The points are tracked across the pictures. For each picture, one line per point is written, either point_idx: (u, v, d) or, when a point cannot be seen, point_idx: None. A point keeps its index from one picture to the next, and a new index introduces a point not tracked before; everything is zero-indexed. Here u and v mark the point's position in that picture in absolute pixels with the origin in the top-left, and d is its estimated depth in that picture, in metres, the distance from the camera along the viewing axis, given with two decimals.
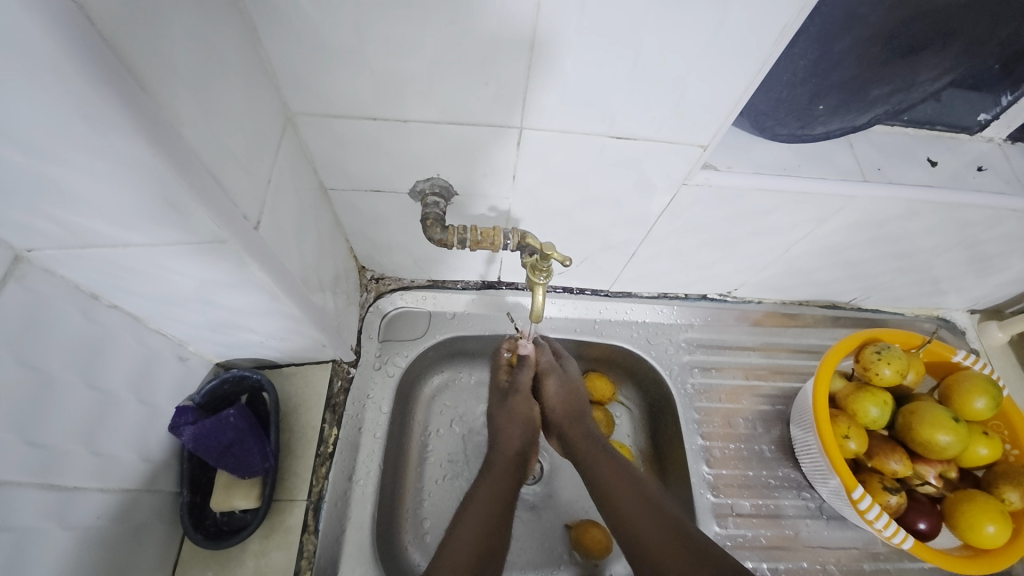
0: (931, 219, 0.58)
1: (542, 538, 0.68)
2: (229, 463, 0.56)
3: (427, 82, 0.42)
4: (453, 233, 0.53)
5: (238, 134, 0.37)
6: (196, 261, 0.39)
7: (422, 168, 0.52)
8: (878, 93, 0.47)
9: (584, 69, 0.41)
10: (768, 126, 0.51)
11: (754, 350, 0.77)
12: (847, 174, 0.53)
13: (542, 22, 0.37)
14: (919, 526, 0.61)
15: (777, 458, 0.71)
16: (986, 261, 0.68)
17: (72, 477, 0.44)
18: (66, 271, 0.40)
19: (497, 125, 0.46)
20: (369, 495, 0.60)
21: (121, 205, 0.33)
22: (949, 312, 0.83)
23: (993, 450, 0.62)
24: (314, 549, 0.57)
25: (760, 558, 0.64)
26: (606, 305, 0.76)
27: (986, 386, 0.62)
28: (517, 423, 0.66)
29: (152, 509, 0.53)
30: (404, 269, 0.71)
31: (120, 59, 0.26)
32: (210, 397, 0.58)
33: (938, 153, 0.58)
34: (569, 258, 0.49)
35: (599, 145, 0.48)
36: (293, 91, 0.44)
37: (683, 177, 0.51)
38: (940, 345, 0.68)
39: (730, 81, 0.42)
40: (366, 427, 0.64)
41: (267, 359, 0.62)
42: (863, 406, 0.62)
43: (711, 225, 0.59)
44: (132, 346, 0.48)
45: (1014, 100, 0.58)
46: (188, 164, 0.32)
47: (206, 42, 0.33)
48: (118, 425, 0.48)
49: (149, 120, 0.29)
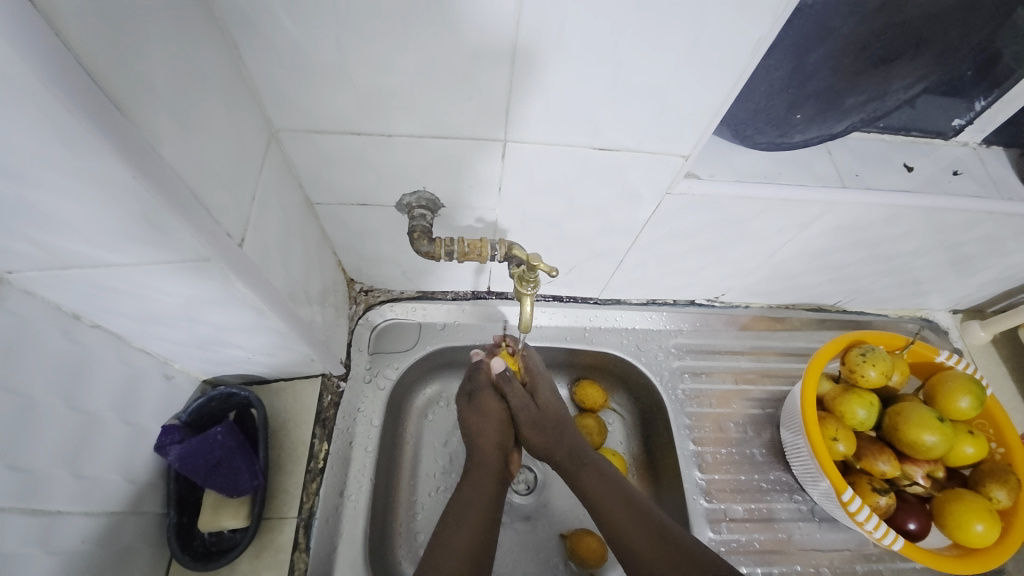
0: (910, 223, 0.59)
1: (537, 549, 0.67)
2: (217, 482, 0.55)
3: (410, 98, 0.43)
4: (441, 246, 0.53)
5: (221, 154, 0.38)
6: (181, 279, 0.39)
7: (408, 182, 0.52)
8: (853, 102, 0.49)
9: (567, 81, 0.41)
10: (748, 134, 0.53)
11: (743, 354, 0.77)
12: (826, 180, 0.54)
13: (523, 35, 0.37)
14: (909, 526, 0.61)
15: (768, 461, 0.71)
16: (966, 262, 0.69)
17: (55, 501, 0.43)
18: (47, 292, 0.40)
19: (482, 139, 0.47)
20: (360, 510, 0.59)
21: (102, 227, 0.33)
22: (932, 312, 0.84)
23: (979, 448, 0.62)
24: (305, 567, 0.56)
25: (753, 563, 0.64)
26: (596, 313, 0.76)
27: (970, 385, 0.63)
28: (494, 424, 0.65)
29: (138, 531, 0.52)
30: (393, 281, 0.71)
31: (99, 84, 0.27)
32: (197, 415, 0.57)
33: (914, 158, 0.59)
34: (556, 269, 0.49)
35: (583, 157, 0.49)
36: (276, 107, 0.44)
37: (667, 186, 0.52)
38: (924, 346, 0.69)
39: (709, 90, 0.42)
40: (356, 442, 0.63)
41: (256, 374, 0.62)
42: (850, 408, 0.63)
43: (697, 233, 0.60)
44: (115, 365, 0.48)
45: (987, 105, 0.59)
46: (169, 185, 0.32)
47: (186, 60, 0.34)
48: (102, 447, 0.48)
49: (128, 142, 0.29)
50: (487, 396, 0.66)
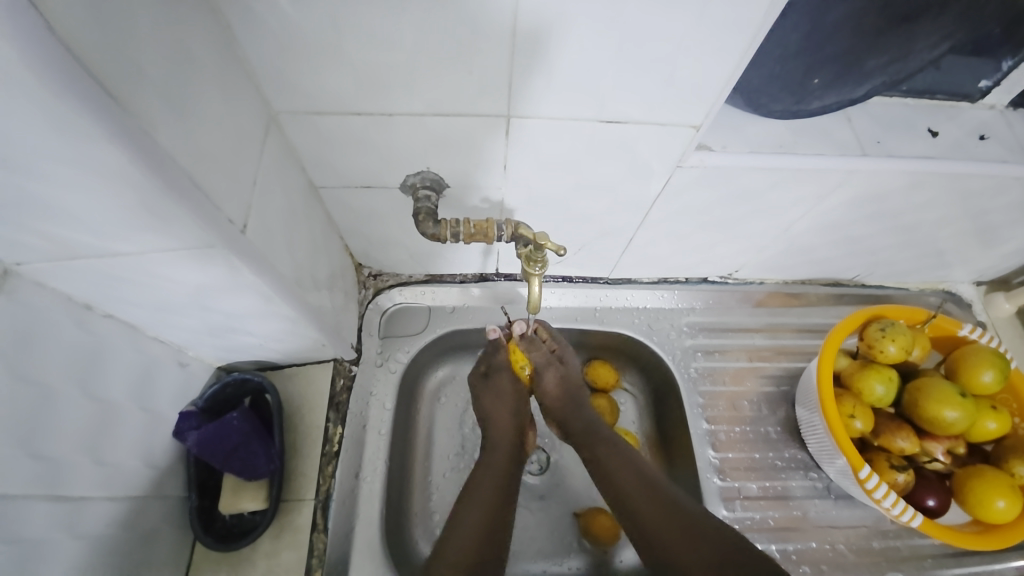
0: (933, 192, 0.56)
1: (551, 528, 0.68)
2: (235, 466, 0.56)
3: (410, 76, 0.42)
4: (446, 228, 0.52)
5: (219, 138, 0.37)
6: (189, 266, 0.39)
7: (412, 162, 0.51)
8: (876, 63, 0.47)
9: (573, 56, 0.40)
10: (761, 103, 0.51)
11: (757, 332, 0.76)
12: (845, 148, 0.52)
13: (522, 9, 0.36)
14: (928, 502, 0.60)
15: (783, 439, 0.70)
16: (992, 232, 0.67)
17: (78, 487, 0.45)
18: (57, 283, 0.40)
19: (485, 116, 0.46)
20: (377, 491, 0.60)
21: (106, 215, 0.32)
22: (955, 285, 0.82)
23: (1001, 424, 0.61)
24: (324, 547, 0.57)
25: (768, 539, 0.64)
26: (606, 293, 0.75)
27: (994, 359, 0.61)
28: (509, 409, 0.64)
29: (161, 515, 0.53)
30: (401, 265, 0.70)
31: (88, 70, 0.26)
32: (212, 402, 0.58)
33: (939, 122, 0.56)
34: (563, 248, 0.48)
35: (590, 131, 0.47)
36: (273, 89, 0.43)
37: (678, 159, 0.50)
38: (946, 320, 0.67)
39: (721, 57, 0.40)
40: (370, 425, 0.64)
41: (268, 360, 0.62)
42: (868, 384, 0.62)
43: (710, 207, 0.58)
44: (129, 354, 0.49)
45: (1015, 64, 0.56)
46: (167, 171, 0.31)
47: (176, 40, 0.32)
48: (121, 434, 0.49)
49: (121, 127, 0.28)
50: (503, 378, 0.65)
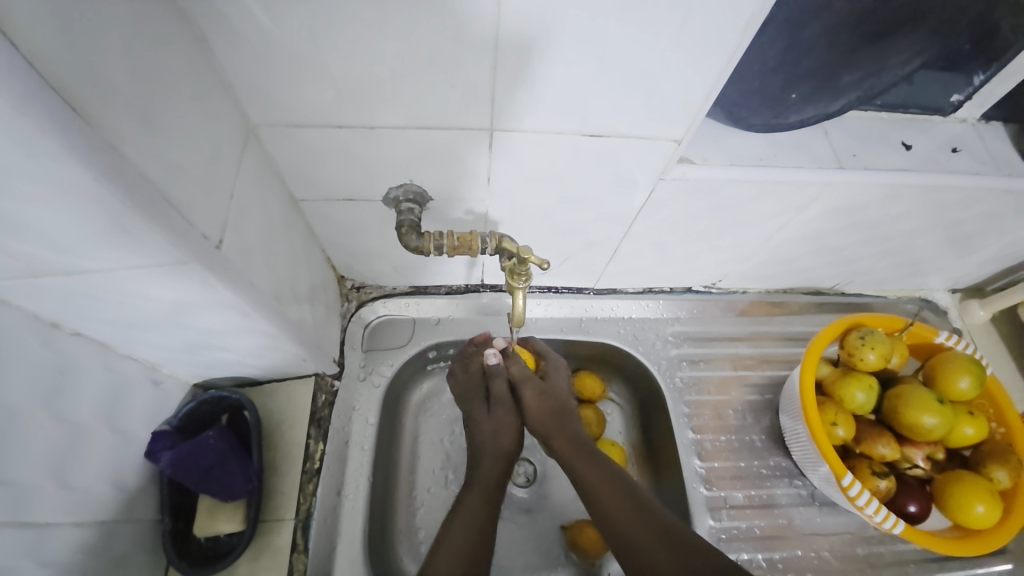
0: (910, 203, 0.58)
1: (538, 541, 0.67)
2: (210, 487, 0.54)
3: (393, 89, 0.41)
4: (430, 240, 0.51)
5: (192, 150, 0.36)
6: (162, 282, 0.38)
7: (395, 175, 0.51)
8: (850, 78, 0.48)
9: (556, 72, 0.40)
10: (741, 116, 0.51)
11: (741, 341, 0.77)
12: (823, 161, 0.53)
13: (503, 24, 0.36)
14: (909, 508, 0.61)
15: (767, 447, 0.71)
16: (965, 241, 0.68)
17: (44, 513, 0.43)
18: (22, 302, 0.38)
19: (469, 129, 0.45)
20: (359, 509, 0.59)
21: (72, 231, 0.31)
22: (931, 292, 0.83)
23: (979, 429, 0.62)
24: (305, 568, 0.56)
25: (755, 549, 0.64)
26: (592, 303, 0.75)
27: (970, 366, 0.62)
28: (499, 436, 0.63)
29: (132, 539, 0.51)
30: (385, 277, 0.69)
31: (51, 85, 0.25)
32: (188, 420, 0.57)
33: (912, 136, 0.58)
34: (547, 261, 0.48)
35: (573, 144, 0.47)
36: (253, 103, 0.42)
37: (661, 171, 0.51)
38: (924, 327, 0.68)
39: (703, 73, 0.41)
40: (353, 440, 0.63)
41: (247, 376, 0.61)
42: (849, 392, 0.62)
43: (694, 218, 0.59)
44: (100, 373, 0.47)
45: (986, 79, 0.58)
46: (139, 188, 0.30)
47: (146, 51, 0.32)
48: (90, 456, 0.47)
49: (88, 144, 0.27)
50: (500, 406, 0.64)
